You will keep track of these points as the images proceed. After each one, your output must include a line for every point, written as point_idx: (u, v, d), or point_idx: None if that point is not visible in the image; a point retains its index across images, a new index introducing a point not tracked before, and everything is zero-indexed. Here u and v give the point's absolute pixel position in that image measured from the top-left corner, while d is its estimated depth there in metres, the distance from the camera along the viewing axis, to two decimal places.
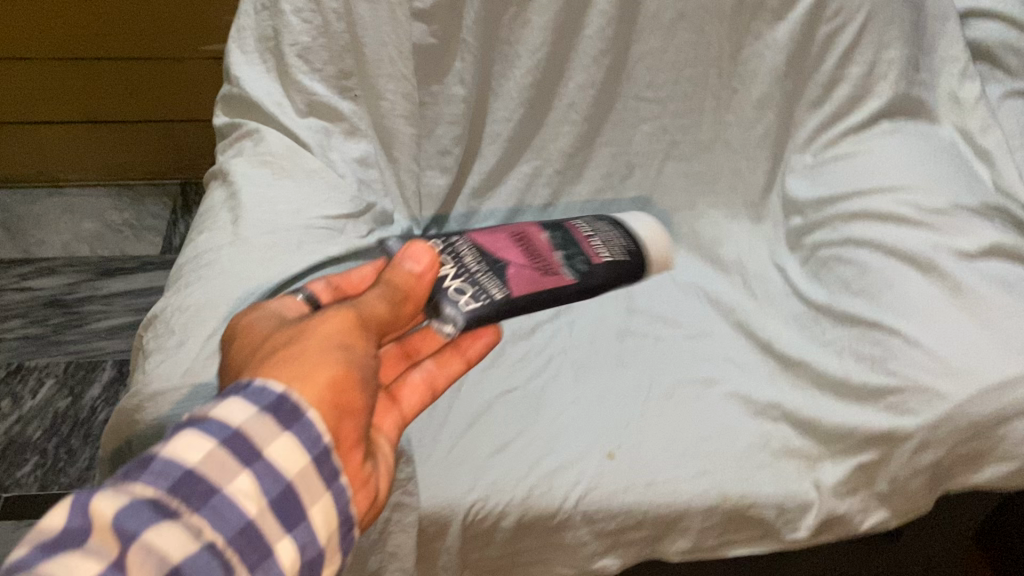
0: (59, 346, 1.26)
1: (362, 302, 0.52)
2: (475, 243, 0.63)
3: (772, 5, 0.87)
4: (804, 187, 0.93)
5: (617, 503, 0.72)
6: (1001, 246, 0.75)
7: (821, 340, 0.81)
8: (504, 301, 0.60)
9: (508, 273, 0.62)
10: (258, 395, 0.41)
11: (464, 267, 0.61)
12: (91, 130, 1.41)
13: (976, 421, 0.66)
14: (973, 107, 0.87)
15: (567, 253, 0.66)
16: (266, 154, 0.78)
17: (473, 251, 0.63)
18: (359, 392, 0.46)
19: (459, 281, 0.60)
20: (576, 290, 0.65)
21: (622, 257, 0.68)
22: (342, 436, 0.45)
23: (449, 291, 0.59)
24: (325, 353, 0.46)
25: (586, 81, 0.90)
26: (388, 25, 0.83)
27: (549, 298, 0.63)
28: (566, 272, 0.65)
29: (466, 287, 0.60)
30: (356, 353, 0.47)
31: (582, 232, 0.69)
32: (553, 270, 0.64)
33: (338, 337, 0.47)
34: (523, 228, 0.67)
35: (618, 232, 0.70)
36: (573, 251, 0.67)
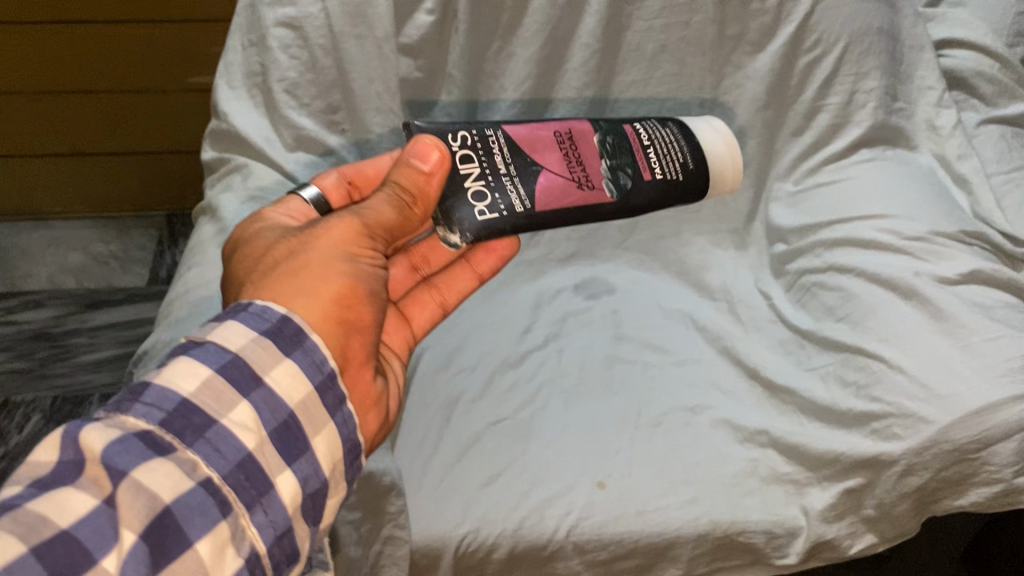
0: (46, 381, 1.28)
1: (366, 207, 0.57)
2: (511, 137, 0.61)
3: (752, 37, 0.89)
4: (788, 215, 0.94)
5: (608, 533, 0.74)
6: (980, 273, 0.76)
7: (808, 367, 0.82)
8: (524, 214, 0.59)
9: (538, 182, 0.60)
10: (260, 319, 0.47)
11: (492, 165, 0.59)
12: (78, 163, 1.41)
13: (959, 447, 0.67)
14: (950, 134, 0.89)
15: (614, 163, 0.63)
16: (256, 188, 0.79)
17: (506, 147, 0.60)
18: (363, 305, 0.53)
19: (480, 183, 0.59)
20: (613, 208, 0.63)
21: (676, 174, 0.64)
22: (351, 350, 0.52)
23: (467, 193, 0.58)
24: (333, 270, 0.53)
25: (570, 113, 0.93)
26: (375, 61, 0.84)
27: (581, 212, 0.62)
28: (606, 187, 0.62)
29: (486, 194, 0.58)
30: (358, 265, 0.55)
31: (639, 139, 0.64)
32: (592, 183, 0.62)
33: (342, 249, 0.55)
34: (572, 126, 0.63)
35: (681, 139, 0.65)
36: (621, 160, 0.63)
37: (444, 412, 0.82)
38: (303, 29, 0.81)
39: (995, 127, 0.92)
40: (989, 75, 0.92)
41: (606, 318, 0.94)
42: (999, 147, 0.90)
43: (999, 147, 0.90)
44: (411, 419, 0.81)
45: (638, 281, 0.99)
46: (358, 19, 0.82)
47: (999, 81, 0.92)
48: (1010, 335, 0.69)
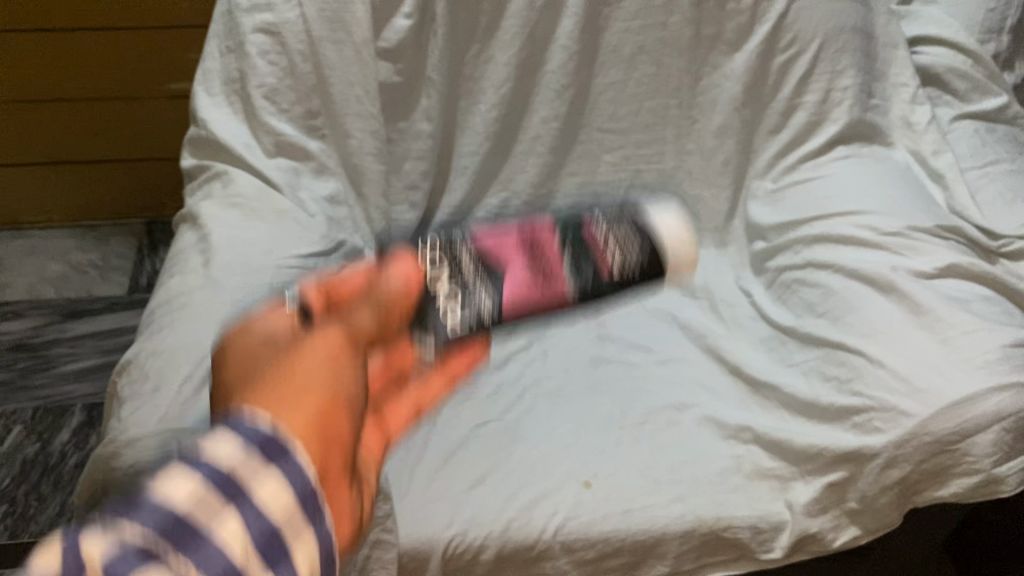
0: (26, 393, 1.22)
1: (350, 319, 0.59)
2: (479, 255, 0.72)
3: (728, 37, 0.92)
4: (766, 211, 0.95)
5: (594, 532, 0.73)
6: (957, 267, 0.77)
7: (789, 363, 0.83)
8: (493, 308, 0.70)
9: (503, 281, 0.71)
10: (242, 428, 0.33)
11: (461, 276, 0.70)
12: (56, 171, 1.40)
13: (940, 439, 0.68)
14: (925, 131, 0.91)
15: (574, 258, 0.73)
16: (237, 195, 0.79)
17: (473, 263, 0.71)
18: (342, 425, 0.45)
19: (448, 298, 0.69)
20: (574, 301, 0.73)
21: (632, 266, 0.72)
22: (329, 472, 0.45)
23: (436, 301, 0.68)
24: (322, 381, 0.46)
25: (550, 115, 0.93)
26: (354, 66, 0.84)
27: (544, 301, 0.72)
28: (566, 280, 0.72)
29: (457, 298, 0.70)
30: (346, 387, 0.48)
31: (598, 234, 0.73)
32: (554, 275, 0.72)
33: (325, 369, 0.49)
34: (537, 232, 0.74)
35: (639, 239, 0.73)
36: (580, 253, 0.73)
37: (429, 417, 0.82)
38: (282, 34, 0.82)
39: (969, 122, 0.93)
40: (964, 72, 0.93)
41: (590, 318, 0.95)
42: (971, 143, 0.91)
43: (972, 142, 0.91)
44: (396, 425, 0.81)
45: None
46: (337, 25, 0.83)
47: (972, 77, 0.94)
48: (986, 328, 0.71)
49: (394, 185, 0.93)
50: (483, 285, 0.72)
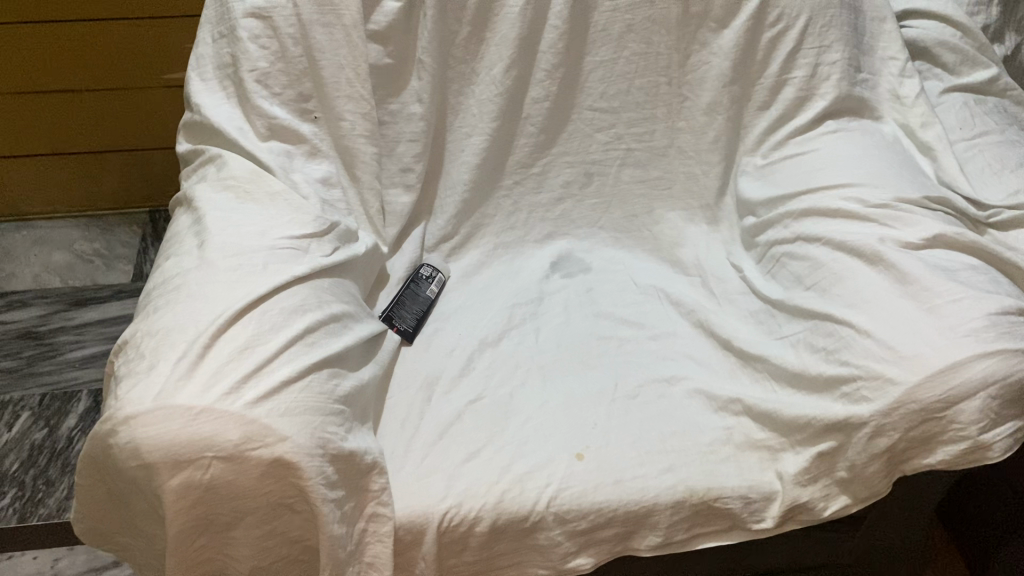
0: (34, 379, 1.23)
1: None
2: (435, 278, 0.96)
3: (716, 14, 0.93)
4: (756, 187, 0.96)
5: (587, 502, 0.73)
6: (944, 237, 0.77)
7: (779, 335, 0.84)
8: (437, 279, 0.96)
9: (433, 279, 0.96)
10: None
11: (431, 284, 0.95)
12: (59, 164, 1.42)
13: (927, 407, 0.67)
14: (913, 103, 0.92)
15: (431, 283, 0.95)
16: (230, 178, 0.80)
17: (431, 281, 0.95)
18: None
19: (433, 281, 0.96)
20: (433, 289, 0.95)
21: (426, 279, 0.95)
22: None
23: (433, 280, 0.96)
24: None
25: (541, 95, 0.96)
26: (345, 49, 0.86)
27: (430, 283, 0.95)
28: (432, 280, 0.95)
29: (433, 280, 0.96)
30: None
31: (431, 279, 0.96)
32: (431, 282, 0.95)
33: None
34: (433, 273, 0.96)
35: (433, 280, 0.96)
36: (431, 281, 0.95)
37: (425, 394, 0.83)
38: (272, 18, 0.83)
39: (958, 94, 0.95)
40: (952, 44, 0.95)
41: (582, 296, 0.97)
42: (960, 115, 0.92)
43: (962, 114, 0.92)
44: (392, 402, 0.82)
45: (613, 259, 1.03)
46: (326, 9, 0.85)
47: (961, 49, 0.95)
48: (972, 296, 0.71)
49: (386, 168, 0.94)
50: (433, 277, 0.96)
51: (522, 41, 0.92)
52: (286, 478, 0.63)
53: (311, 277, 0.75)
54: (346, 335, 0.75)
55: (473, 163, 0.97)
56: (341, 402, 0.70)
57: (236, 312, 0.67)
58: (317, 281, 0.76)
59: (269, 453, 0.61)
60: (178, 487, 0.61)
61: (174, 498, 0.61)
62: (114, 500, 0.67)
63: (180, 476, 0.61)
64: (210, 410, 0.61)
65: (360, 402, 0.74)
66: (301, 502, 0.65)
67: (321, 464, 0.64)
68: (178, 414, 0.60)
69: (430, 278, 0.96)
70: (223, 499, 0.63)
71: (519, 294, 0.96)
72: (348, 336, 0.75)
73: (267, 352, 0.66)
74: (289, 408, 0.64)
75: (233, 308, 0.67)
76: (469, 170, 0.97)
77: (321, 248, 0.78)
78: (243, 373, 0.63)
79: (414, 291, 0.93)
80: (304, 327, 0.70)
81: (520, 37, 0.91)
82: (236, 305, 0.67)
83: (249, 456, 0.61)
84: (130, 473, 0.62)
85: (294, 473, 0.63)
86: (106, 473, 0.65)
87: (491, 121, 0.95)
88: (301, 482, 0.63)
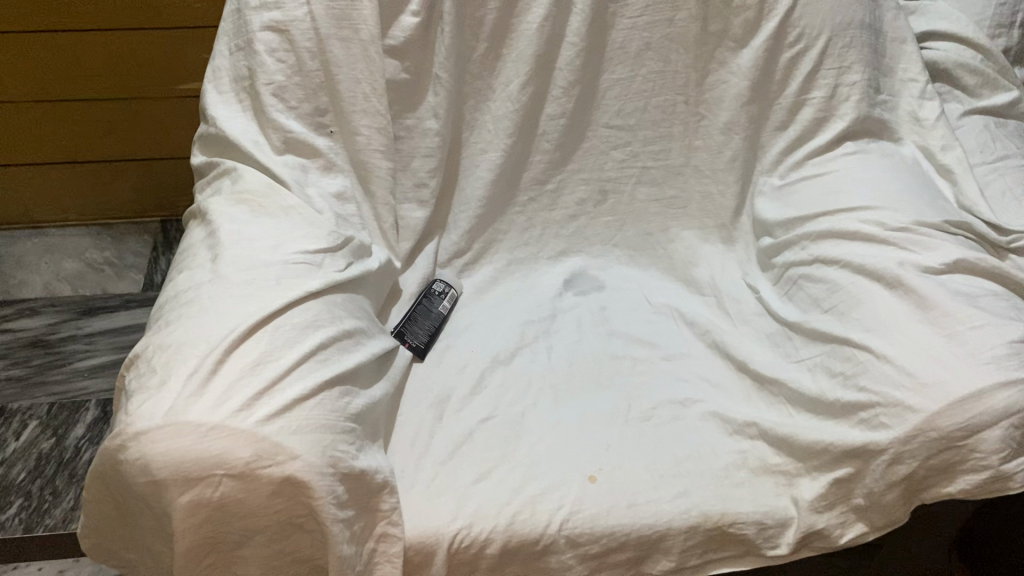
0: (42, 388, 1.22)
1: None
2: (448, 294, 0.95)
3: (735, 33, 0.93)
4: (774, 207, 0.95)
5: (599, 526, 0.72)
6: (964, 262, 0.77)
7: (795, 358, 0.83)
8: (450, 294, 0.96)
9: (446, 294, 0.95)
10: None
11: (444, 299, 0.95)
12: (72, 172, 1.42)
13: (947, 435, 0.66)
14: (933, 126, 0.91)
15: (443, 298, 0.95)
16: (244, 191, 0.79)
17: (445, 297, 0.95)
18: None
19: (446, 297, 0.95)
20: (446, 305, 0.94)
21: (439, 295, 0.95)
22: None
23: (446, 295, 0.95)
24: None
25: (557, 111, 0.95)
26: (361, 63, 0.85)
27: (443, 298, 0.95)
28: (445, 296, 0.95)
29: (446, 296, 0.95)
30: None
31: (444, 295, 0.95)
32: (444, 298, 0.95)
33: None
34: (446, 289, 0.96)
35: (446, 296, 0.95)
36: (444, 297, 0.95)
37: (436, 412, 0.82)
38: (289, 32, 0.82)
39: (979, 117, 0.94)
40: (971, 66, 0.94)
41: (595, 314, 0.96)
42: (981, 138, 0.91)
43: (982, 138, 0.92)
44: (403, 419, 0.81)
45: (627, 277, 1.02)
46: (344, 23, 0.84)
47: (982, 72, 0.95)
48: (994, 324, 0.70)
49: (401, 183, 0.94)
50: (446, 292, 0.95)
51: (539, 58, 0.91)
52: (296, 496, 0.62)
53: (324, 292, 0.74)
54: (358, 351, 0.75)
55: (488, 179, 0.96)
56: (352, 420, 0.69)
57: (248, 328, 0.66)
58: (330, 297, 0.75)
59: (280, 471, 0.61)
60: (188, 505, 0.60)
61: (183, 516, 0.60)
62: (122, 516, 0.67)
63: (190, 494, 0.60)
64: (221, 427, 0.60)
65: (371, 419, 0.74)
66: (311, 521, 0.64)
67: (331, 483, 0.63)
68: (188, 431, 0.60)
69: (443, 294, 0.95)
70: (232, 517, 0.62)
71: (532, 311, 0.96)
72: (361, 352, 0.75)
73: (279, 369, 0.65)
74: (301, 426, 0.63)
75: (245, 324, 0.66)
76: (484, 186, 0.97)
77: (335, 263, 0.78)
78: (255, 390, 0.63)
79: (426, 307, 0.93)
80: (317, 344, 0.69)
81: (537, 53, 0.91)
82: (249, 321, 0.67)
83: (260, 474, 0.60)
84: (139, 489, 0.61)
85: (305, 492, 0.62)
86: (115, 488, 0.64)
87: (506, 137, 0.95)
88: (312, 501, 0.62)
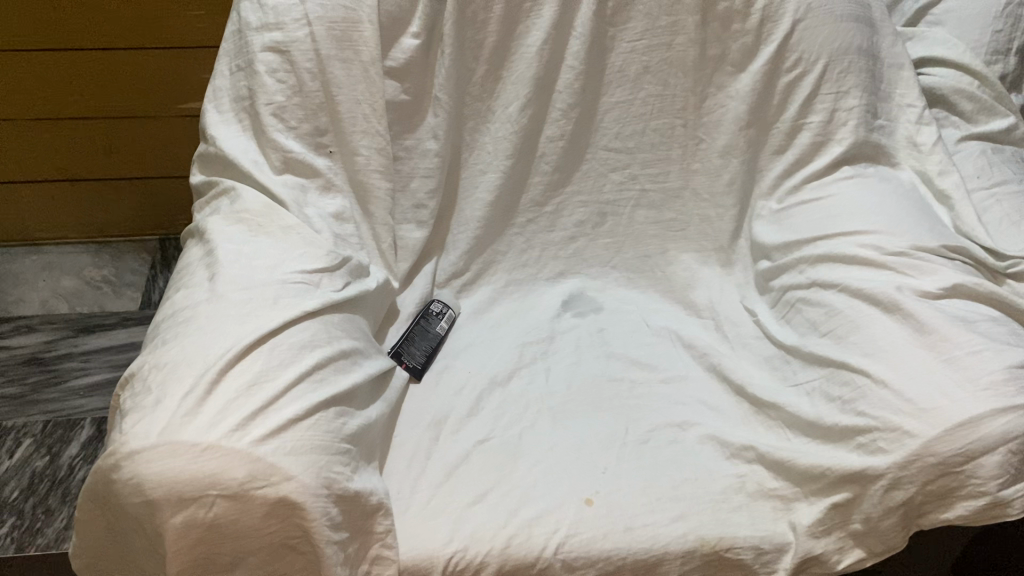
0: (37, 406, 1.22)
1: None
2: (447, 314, 0.95)
3: (733, 58, 0.94)
4: (771, 230, 0.95)
5: (596, 550, 0.72)
6: (961, 287, 0.77)
7: (793, 382, 0.83)
8: (449, 316, 0.95)
9: (446, 315, 0.95)
10: None
11: (443, 320, 0.95)
12: (71, 190, 1.42)
13: (945, 460, 0.66)
14: (930, 151, 0.92)
15: (443, 319, 0.95)
16: (243, 211, 0.79)
17: (444, 318, 0.95)
18: None
19: (445, 318, 0.95)
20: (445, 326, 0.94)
21: (438, 316, 0.94)
22: None
23: (445, 316, 0.95)
24: None
25: (556, 133, 0.96)
26: (362, 84, 0.86)
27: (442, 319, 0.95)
28: (445, 317, 0.95)
29: (445, 317, 0.95)
30: None
31: (443, 316, 0.95)
32: (443, 319, 0.95)
33: None
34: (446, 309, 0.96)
35: (445, 317, 0.95)
36: (443, 318, 0.95)
37: (433, 433, 0.82)
38: (291, 53, 0.83)
39: (976, 143, 0.94)
40: (970, 92, 0.95)
41: (594, 336, 0.96)
42: (978, 163, 0.92)
43: (979, 163, 0.92)
44: (400, 440, 0.81)
45: (626, 299, 1.02)
46: (345, 44, 0.85)
47: (979, 98, 0.95)
48: (992, 349, 0.69)
49: (400, 203, 0.94)
50: (445, 313, 0.95)
51: (538, 80, 0.92)
52: (290, 518, 0.62)
53: (321, 312, 0.74)
54: (355, 372, 0.74)
55: (487, 201, 0.97)
56: (348, 441, 0.69)
57: (245, 348, 0.66)
58: (328, 317, 0.75)
59: (274, 492, 0.60)
60: (180, 525, 0.60)
61: (176, 536, 0.60)
62: (114, 536, 0.66)
63: (183, 514, 0.60)
64: (217, 447, 0.60)
65: (367, 440, 0.73)
66: (305, 543, 0.64)
67: (325, 504, 0.63)
68: (183, 451, 0.59)
69: (442, 314, 0.95)
70: (225, 538, 0.62)
71: (528, 333, 0.95)
72: (358, 373, 0.75)
73: (275, 389, 0.65)
74: (296, 447, 0.63)
75: (242, 343, 0.66)
76: (483, 207, 0.97)
77: (332, 282, 0.78)
78: (251, 410, 0.63)
79: (424, 327, 0.93)
80: (313, 364, 0.69)
81: (537, 76, 0.92)
82: (246, 340, 0.66)
83: (254, 495, 0.60)
84: (132, 509, 0.61)
85: (299, 514, 0.61)
86: (107, 508, 0.64)
87: (506, 158, 0.95)
88: (306, 523, 0.62)
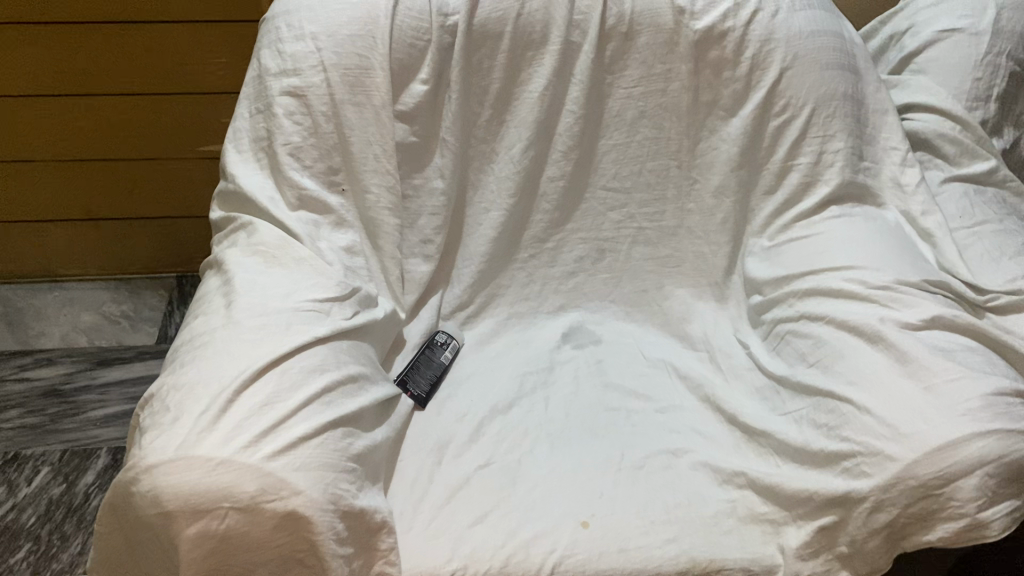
0: (55, 435, 1.26)
1: None
2: (453, 345, 0.99)
3: (725, 103, 0.99)
4: (763, 266, 0.99)
5: (590, 570, 0.75)
6: (941, 319, 0.80)
7: (782, 411, 0.86)
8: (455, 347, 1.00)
9: (451, 346, 0.99)
10: None
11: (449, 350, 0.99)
12: (93, 228, 1.48)
13: (925, 483, 0.69)
14: (914, 192, 0.96)
15: (448, 350, 0.99)
16: (259, 243, 0.84)
17: (450, 348, 0.99)
18: None
19: (450, 348, 0.99)
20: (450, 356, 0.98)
21: (444, 346, 0.99)
22: None
23: (450, 346, 0.99)
24: None
25: (557, 174, 1.01)
26: (373, 127, 0.91)
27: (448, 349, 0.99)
28: (450, 347, 0.99)
29: (450, 347, 0.99)
30: None
31: (449, 347, 0.99)
32: (449, 349, 0.99)
33: None
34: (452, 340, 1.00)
35: (450, 347, 0.99)
36: (449, 349, 0.99)
37: (435, 457, 0.85)
38: (306, 96, 0.88)
39: (958, 184, 0.99)
40: (951, 136, 1.00)
41: (591, 367, 1.00)
42: (960, 205, 0.96)
43: (961, 204, 0.96)
44: (403, 464, 0.84)
45: (623, 332, 1.06)
46: (358, 89, 0.90)
47: (960, 141, 1.00)
48: (968, 377, 0.73)
49: (407, 239, 0.99)
50: (450, 344, 0.99)
51: (540, 124, 0.98)
52: (297, 531, 0.65)
53: (331, 338, 0.79)
54: (362, 396, 0.78)
55: (490, 236, 1.01)
56: (353, 460, 0.72)
57: (258, 370, 0.70)
58: (337, 343, 0.79)
59: (283, 506, 0.64)
60: (194, 536, 0.63)
61: (189, 547, 0.63)
62: (130, 547, 0.70)
63: (197, 525, 0.63)
64: (230, 461, 0.63)
65: (372, 461, 0.77)
66: (311, 556, 0.67)
67: (331, 519, 0.66)
68: (199, 465, 0.63)
69: (449, 345, 0.99)
70: (236, 550, 0.65)
71: (529, 363, 0.99)
72: (364, 396, 0.78)
73: (285, 409, 0.68)
74: (305, 463, 0.66)
75: (256, 366, 0.70)
76: (487, 242, 1.01)
77: (342, 311, 0.82)
78: (262, 428, 0.66)
79: (428, 357, 0.96)
80: (322, 386, 0.73)
81: (538, 119, 0.97)
82: (259, 363, 0.70)
83: (264, 508, 0.64)
84: (150, 520, 0.64)
85: (306, 526, 0.65)
86: (126, 520, 0.67)
87: (508, 197, 1.00)
88: (313, 536, 0.65)
